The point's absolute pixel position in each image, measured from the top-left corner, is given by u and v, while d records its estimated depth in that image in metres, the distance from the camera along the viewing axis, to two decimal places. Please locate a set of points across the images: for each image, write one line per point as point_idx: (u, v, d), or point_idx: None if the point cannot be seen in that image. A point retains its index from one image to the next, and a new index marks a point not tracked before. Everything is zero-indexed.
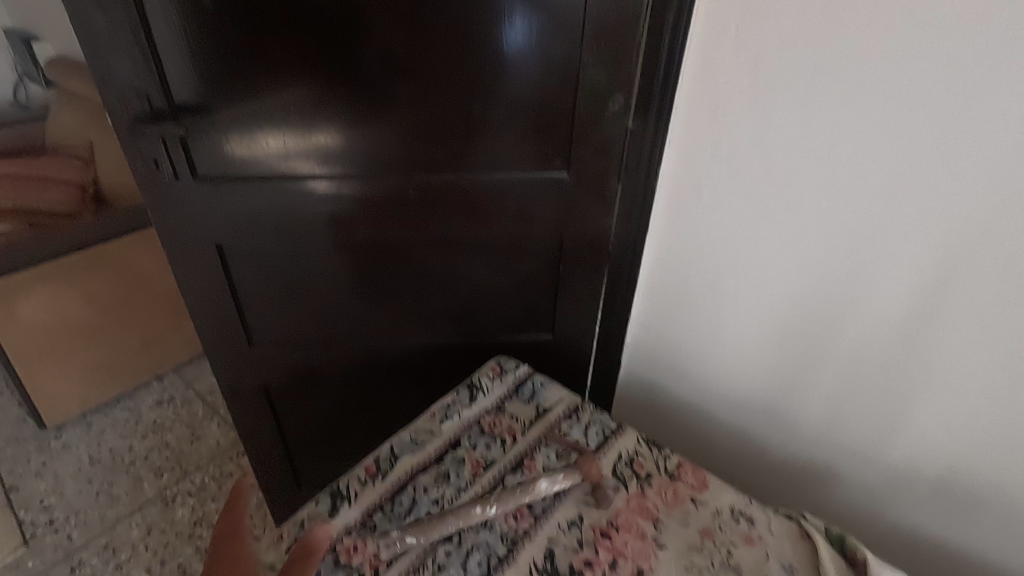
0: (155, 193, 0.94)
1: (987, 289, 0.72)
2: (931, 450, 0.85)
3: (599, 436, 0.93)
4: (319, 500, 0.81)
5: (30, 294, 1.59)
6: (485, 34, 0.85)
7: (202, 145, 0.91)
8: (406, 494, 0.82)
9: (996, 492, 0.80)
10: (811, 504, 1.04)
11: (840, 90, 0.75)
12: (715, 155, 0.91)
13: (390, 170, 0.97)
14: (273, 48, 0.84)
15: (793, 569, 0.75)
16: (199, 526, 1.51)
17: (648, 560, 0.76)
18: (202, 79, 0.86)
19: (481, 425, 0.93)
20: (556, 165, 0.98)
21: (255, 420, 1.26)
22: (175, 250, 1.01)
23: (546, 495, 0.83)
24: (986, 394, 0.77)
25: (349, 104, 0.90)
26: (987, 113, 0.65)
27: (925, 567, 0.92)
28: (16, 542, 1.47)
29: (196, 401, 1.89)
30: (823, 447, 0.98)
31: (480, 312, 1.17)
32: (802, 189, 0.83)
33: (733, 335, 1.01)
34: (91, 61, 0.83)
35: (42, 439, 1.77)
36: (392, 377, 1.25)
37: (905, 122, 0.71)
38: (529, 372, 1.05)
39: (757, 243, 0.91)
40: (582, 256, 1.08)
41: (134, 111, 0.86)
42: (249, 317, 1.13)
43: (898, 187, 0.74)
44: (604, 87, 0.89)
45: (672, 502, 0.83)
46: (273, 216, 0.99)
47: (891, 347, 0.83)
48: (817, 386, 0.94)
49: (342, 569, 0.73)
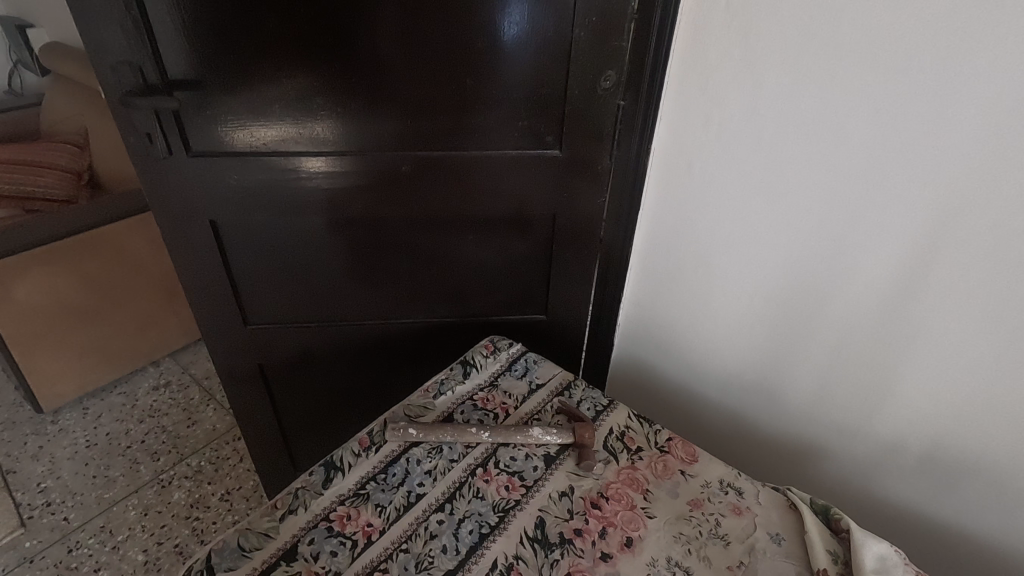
0: (149, 168, 0.94)
1: (971, 261, 0.72)
2: (917, 423, 0.86)
3: (591, 411, 0.94)
4: (313, 472, 0.82)
5: (25, 278, 1.59)
6: (477, 10, 0.86)
7: (196, 120, 0.92)
8: (399, 466, 0.83)
9: (981, 463, 0.81)
10: (801, 480, 1.05)
11: (828, 64, 0.75)
12: (706, 131, 0.92)
13: (383, 147, 0.97)
14: (265, 22, 0.84)
15: (782, 539, 0.75)
16: (195, 508, 1.52)
17: (638, 529, 0.77)
18: (195, 53, 0.86)
19: (474, 400, 0.95)
20: (549, 142, 0.98)
21: (250, 400, 1.27)
22: (169, 227, 1.01)
23: (537, 467, 0.84)
24: (972, 366, 0.78)
25: (341, 79, 0.90)
26: (973, 82, 0.66)
27: (912, 540, 0.93)
28: (12, 523, 1.48)
29: (192, 386, 1.92)
30: (812, 423, 0.99)
31: (474, 292, 1.18)
32: (791, 164, 0.84)
33: (724, 311, 1.03)
34: (83, 33, 0.83)
35: (39, 423, 1.78)
36: (387, 356, 1.26)
37: (893, 93, 0.71)
38: (522, 350, 1.06)
39: (748, 218, 0.92)
40: (574, 235, 1.09)
41: (127, 84, 0.86)
42: (244, 295, 1.13)
43: (886, 159, 0.75)
44: (596, 64, 0.90)
45: (661, 474, 0.84)
46: (267, 193, 1.00)
47: (879, 320, 0.84)
48: (807, 361, 0.95)
49: (335, 537, 0.74)
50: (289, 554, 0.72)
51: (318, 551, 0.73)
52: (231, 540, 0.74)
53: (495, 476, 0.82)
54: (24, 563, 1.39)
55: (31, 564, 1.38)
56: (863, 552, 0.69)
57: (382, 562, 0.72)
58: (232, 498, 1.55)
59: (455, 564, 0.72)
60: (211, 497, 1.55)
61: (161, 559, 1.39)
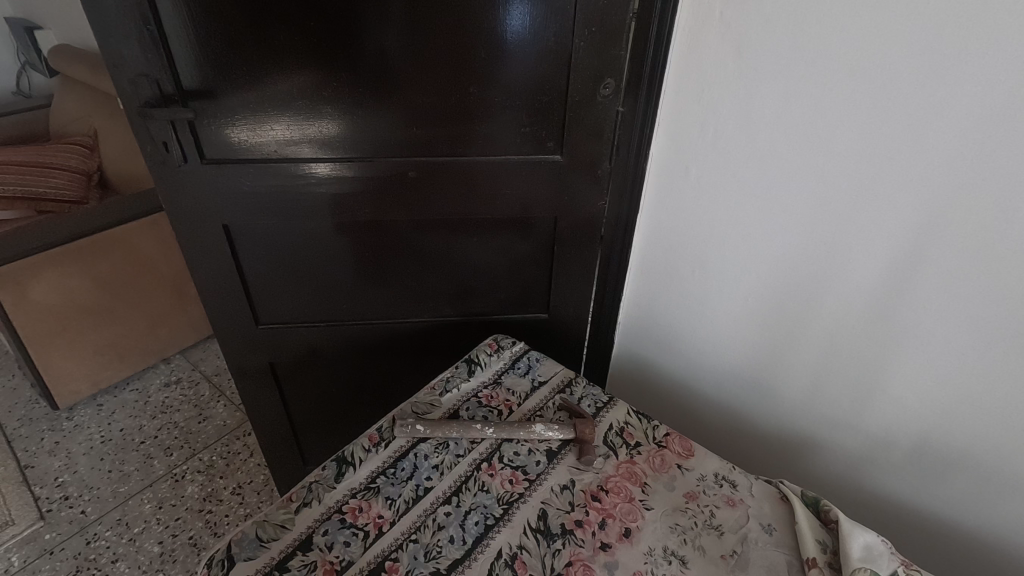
0: (165, 174, 0.98)
1: (955, 265, 0.76)
2: (906, 418, 0.89)
3: (592, 407, 0.98)
4: (326, 466, 0.86)
5: (41, 278, 1.63)
6: (480, 23, 0.89)
7: (210, 129, 0.95)
8: (407, 461, 0.87)
9: (967, 457, 0.85)
10: (796, 473, 1.08)
11: (818, 76, 0.78)
12: (702, 138, 0.95)
13: (390, 154, 1.01)
14: (276, 36, 0.88)
15: (773, 529, 0.79)
16: (207, 502, 1.56)
17: (636, 520, 0.80)
18: (210, 64, 0.89)
19: (479, 398, 0.99)
20: (550, 147, 1.02)
21: (261, 397, 1.31)
22: (184, 231, 1.05)
23: (540, 461, 0.88)
24: (957, 363, 0.81)
25: (349, 87, 0.93)
26: (956, 93, 0.68)
27: (902, 532, 0.97)
28: (32, 515, 1.52)
29: (202, 382, 1.96)
30: (805, 417, 1.02)
31: (478, 292, 1.22)
32: (783, 170, 0.87)
33: (720, 310, 1.06)
34: (102, 46, 0.86)
35: (54, 419, 1.83)
36: (394, 353, 1.30)
37: (879, 101, 0.74)
38: (525, 348, 1.10)
39: (743, 220, 0.95)
40: (575, 237, 1.12)
41: (144, 95, 0.90)
42: (255, 296, 1.17)
43: (873, 165, 0.78)
44: (596, 74, 0.93)
45: (658, 468, 0.88)
46: (278, 198, 1.03)
47: (868, 319, 0.87)
48: (800, 359, 0.98)
49: (347, 528, 0.78)
50: (304, 544, 0.76)
51: (331, 541, 0.76)
52: (249, 531, 0.78)
53: (499, 470, 0.86)
54: (44, 555, 1.43)
55: (52, 555, 1.43)
56: (851, 541, 0.72)
57: (392, 552, 0.75)
58: (244, 492, 1.59)
59: (462, 554, 0.75)
60: (223, 491, 1.59)
61: (176, 551, 1.44)
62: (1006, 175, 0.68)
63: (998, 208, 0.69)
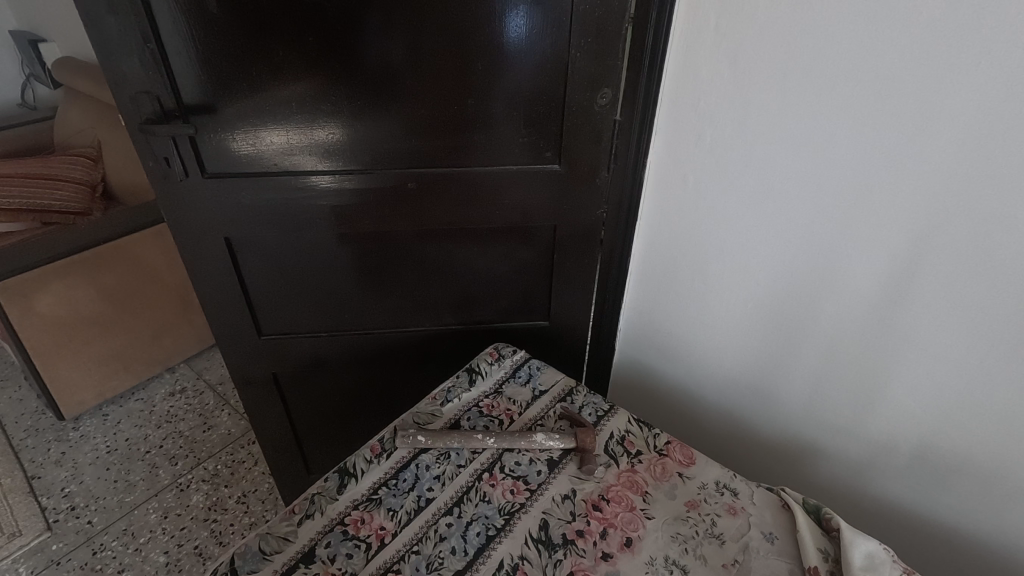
0: (166, 190, 0.99)
1: (953, 270, 0.75)
2: (905, 425, 0.89)
3: (593, 415, 0.98)
4: (328, 478, 0.87)
5: (45, 288, 1.65)
6: (477, 37, 0.90)
7: (210, 143, 0.96)
8: (409, 471, 0.87)
9: (967, 462, 0.84)
10: (799, 481, 1.08)
11: (813, 86, 0.79)
12: (698, 146, 0.95)
13: (389, 166, 1.01)
14: (275, 49, 0.88)
15: (774, 538, 0.79)
16: (213, 510, 1.57)
17: (637, 530, 0.80)
18: (209, 79, 0.90)
19: (480, 407, 0.99)
20: (548, 157, 1.02)
21: (265, 407, 1.32)
22: (187, 244, 1.06)
23: (541, 471, 0.88)
24: (957, 366, 0.80)
25: (348, 99, 0.94)
26: (947, 104, 0.69)
27: (903, 538, 0.96)
28: (40, 526, 1.53)
29: (207, 392, 1.98)
30: (807, 423, 1.02)
31: (478, 301, 1.22)
32: (780, 179, 0.87)
33: (720, 315, 1.06)
34: (103, 64, 0.87)
35: (61, 430, 1.85)
36: (395, 362, 1.30)
37: (873, 107, 0.74)
38: (525, 357, 1.10)
39: (740, 228, 0.96)
40: (575, 245, 1.12)
41: (146, 112, 0.91)
42: (258, 308, 1.18)
43: (871, 174, 0.78)
44: (593, 84, 0.93)
45: (659, 477, 0.88)
46: (279, 211, 1.04)
47: (868, 324, 0.87)
48: (801, 363, 0.98)
49: (349, 540, 0.78)
50: (307, 556, 0.76)
51: (334, 553, 0.77)
52: (251, 543, 0.78)
53: (500, 480, 0.87)
54: (51, 565, 1.44)
55: (58, 566, 1.44)
56: (852, 550, 0.72)
57: (395, 563, 0.76)
58: (249, 500, 1.60)
59: (464, 565, 0.76)
60: (228, 500, 1.60)
61: (182, 560, 1.45)
62: (1001, 182, 0.68)
63: (996, 215, 0.70)
